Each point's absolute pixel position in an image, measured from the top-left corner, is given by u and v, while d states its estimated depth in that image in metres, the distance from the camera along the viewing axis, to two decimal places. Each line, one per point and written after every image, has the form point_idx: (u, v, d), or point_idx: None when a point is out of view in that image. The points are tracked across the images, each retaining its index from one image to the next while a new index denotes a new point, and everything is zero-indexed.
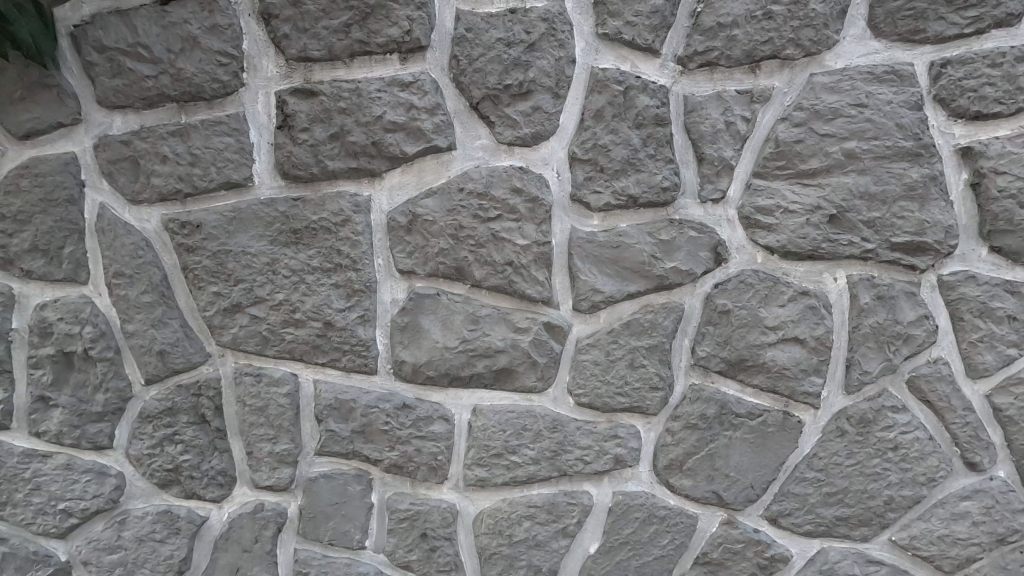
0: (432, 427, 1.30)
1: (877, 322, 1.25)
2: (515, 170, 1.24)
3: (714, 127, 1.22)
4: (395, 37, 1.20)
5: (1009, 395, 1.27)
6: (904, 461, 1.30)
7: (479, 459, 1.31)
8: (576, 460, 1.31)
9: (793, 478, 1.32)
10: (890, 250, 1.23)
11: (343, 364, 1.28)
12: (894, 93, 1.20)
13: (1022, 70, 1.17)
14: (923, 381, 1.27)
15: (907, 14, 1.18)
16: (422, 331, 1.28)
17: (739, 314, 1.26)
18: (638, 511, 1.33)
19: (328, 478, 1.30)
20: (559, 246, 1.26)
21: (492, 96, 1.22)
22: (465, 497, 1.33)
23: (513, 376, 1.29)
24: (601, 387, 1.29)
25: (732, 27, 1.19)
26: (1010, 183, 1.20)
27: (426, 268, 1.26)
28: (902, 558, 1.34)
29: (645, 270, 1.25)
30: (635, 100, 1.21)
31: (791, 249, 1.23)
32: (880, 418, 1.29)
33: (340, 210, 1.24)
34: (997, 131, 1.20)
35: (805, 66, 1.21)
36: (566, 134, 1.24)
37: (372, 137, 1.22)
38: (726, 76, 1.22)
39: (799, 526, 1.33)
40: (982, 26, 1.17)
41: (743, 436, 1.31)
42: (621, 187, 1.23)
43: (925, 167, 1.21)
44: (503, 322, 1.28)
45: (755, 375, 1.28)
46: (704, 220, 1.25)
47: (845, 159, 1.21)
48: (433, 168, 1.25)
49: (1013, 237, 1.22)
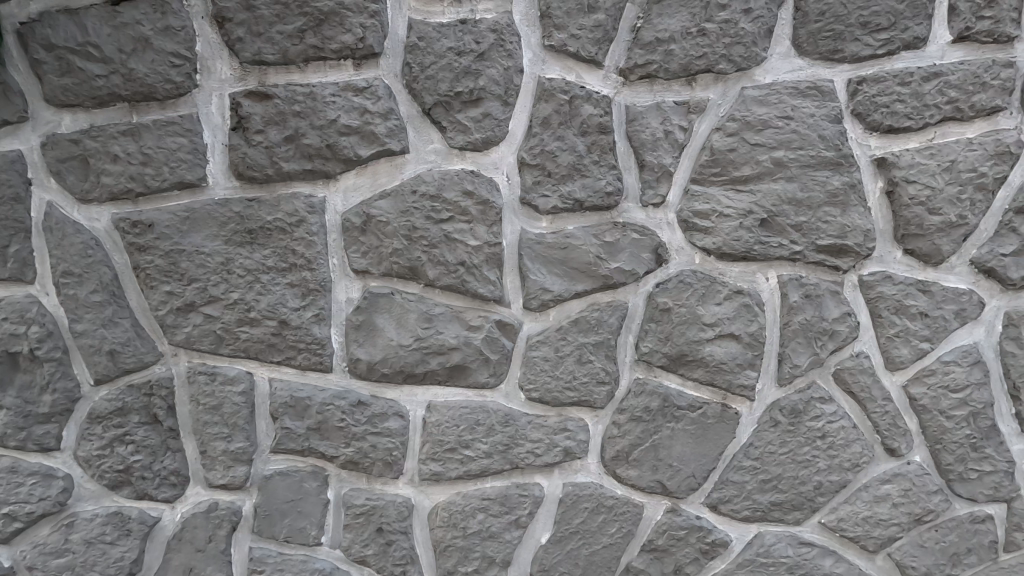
0: (387, 423, 1.33)
1: (805, 319, 1.35)
2: (467, 174, 1.28)
3: (655, 136, 1.29)
4: (348, 43, 1.23)
5: (923, 385, 1.38)
6: (831, 448, 1.40)
7: (433, 453, 1.35)
8: (527, 453, 1.36)
9: (731, 466, 1.41)
10: (815, 252, 1.33)
11: (298, 362, 1.30)
12: (817, 107, 1.29)
13: (929, 89, 1.28)
14: (847, 373, 1.37)
15: (827, 34, 1.28)
16: (377, 329, 1.31)
17: (679, 312, 1.34)
18: (587, 501, 1.39)
19: (283, 475, 1.32)
20: (510, 247, 1.32)
21: (443, 103, 1.26)
22: (421, 491, 1.37)
23: (466, 372, 1.33)
24: (551, 383, 1.35)
25: (670, 43, 1.27)
26: (919, 191, 1.31)
27: (381, 268, 1.29)
28: (831, 539, 1.44)
29: (591, 271, 1.32)
30: (580, 109, 1.28)
31: (726, 250, 1.32)
32: (809, 408, 1.38)
33: (295, 211, 1.27)
34: (908, 144, 1.31)
35: (737, 81, 1.30)
36: (516, 140, 1.29)
37: (326, 139, 1.25)
38: (665, 88, 1.30)
39: (737, 512, 1.41)
40: (892, 48, 1.28)
41: (685, 428, 1.39)
42: (568, 191, 1.29)
43: (846, 175, 1.31)
44: (456, 320, 1.32)
45: (695, 369, 1.36)
46: (646, 223, 1.33)
47: (774, 167, 1.30)
48: (387, 171, 1.28)
49: (922, 241, 1.33)
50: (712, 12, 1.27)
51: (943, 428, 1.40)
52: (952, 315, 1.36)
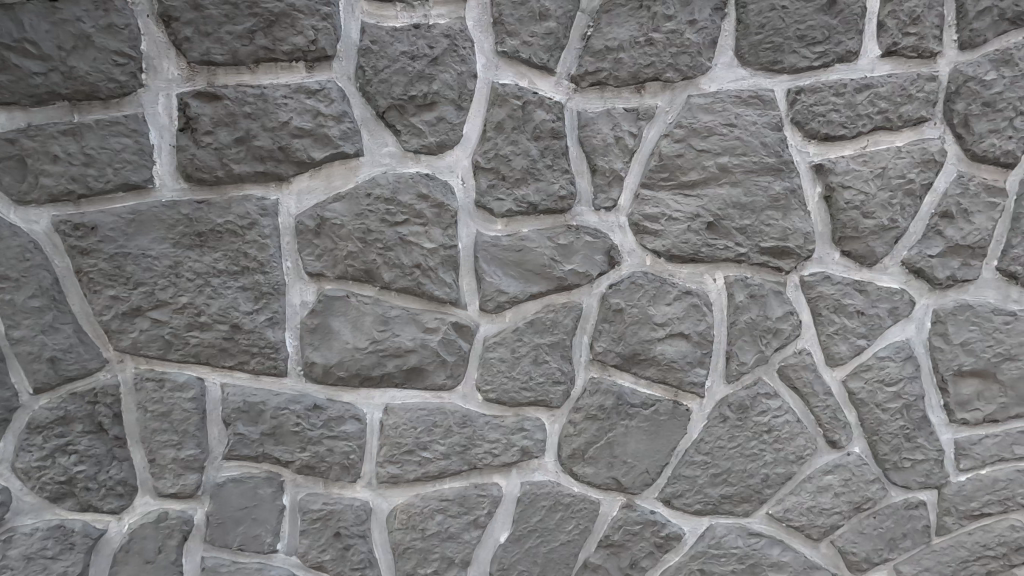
0: (344, 427, 1.33)
1: (751, 318, 1.40)
2: (422, 177, 1.29)
3: (605, 141, 1.33)
4: (300, 45, 1.22)
5: (860, 380, 1.46)
6: (776, 442, 1.46)
7: (391, 456, 1.35)
8: (485, 454, 1.38)
9: (683, 461, 1.45)
10: (759, 253, 1.38)
11: (250, 367, 1.28)
12: (759, 115, 1.35)
13: (861, 99, 1.36)
14: (790, 369, 1.44)
15: (767, 46, 1.34)
16: (333, 332, 1.30)
17: (632, 312, 1.38)
18: (544, 499, 1.41)
19: (236, 481, 1.29)
20: (465, 249, 1.33)
21: (398, 106, 1.27)
22: (378, 494, 1.37)
23: (423, 374, 1.34)
24: (507, 383, 1.37)
25: (619, 51, 1.31)
26: (854, 196, 1.39)
27: (335, 270, 1.28)
28: (778, 529, 1.51)
29: (546, 272, 1.34)
30: (533, 114, 1.30)
31: (675, 252, 1.36)
32: (756, 404, 1.44)
33: (247, 213, 1.25)
34: (843, 151, 1.39)
35: (684, 89, 1.35)
36: (471, 143, 1.31)
37: (279, 141, 1.24)
38: (615, 95, 1.34)
39: (689, 505, 1.46)
40: (827, 60, 1.35)
41: (638, 425, 1.43)
42: (522, 195, 1.32)
43: (787, 180, 1.37)
44: (412, 322, 1.33)
45: (647, 367, 1.40)
46: (598, 226, 1.36)
47: (719, 172, 1.36)
48: (341, 173, 1.28)
49: (858, 243, 1.41)
50: (658, 22, 1.31)
51: (879, 420, 1.48)
52: (886, 313, 1.44)
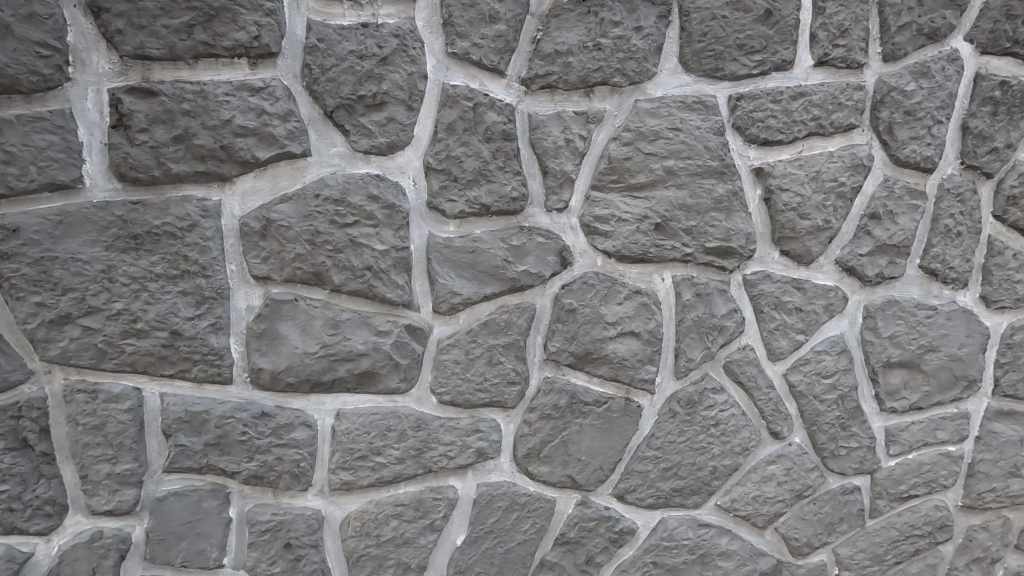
0: (294, 434, 1.29)
1: (698, 316, 1.45)
2: (372, 178, 1.27)
3: (556, 144, 1.35)
4: (242, 41, 1.18)
5: (800, 373, 1.53)
6: (723, 435, 1.52)
7: (344, 462, 1.32)
8: (440, 456, 1.37)
9: (636, 457, 1.49)
10: (705, 254, 1.43)
11: (192, 375, 1.23)
12: (703, 120, 1.40)
13: (796, 106, 1.43)
14: (735, 365, 1.49)
15: (709, 54, 1.39)
16: (280, 337, 1.26)
17: (584, 312, 1.40)
18: (501, 500, 1.42)
19: (178, 495, 1.24)
20: (418, 251, 1.32)
21: (346, 106, 1.24)
22: (331, 501, 1.34)
23: (376, 378, 1.32)
24: (461, 385, 1.37)
25: (567, 55, 1.33)
26: (791, 199, 1.46)
27: (283, 273, 1.25)
28: (726, 519, 1.56)
29: (499, 273, 1.35)
30: (484, 115, 1.30)
31: (624, 253, 1.40)
32: (703, 398, 1.49)
33: (186, 214, 1.20)
34: (780, 156, 1.45)
35: (631, 93, 1.38)
36: (421, 144, 1.30)
37: (220, 140, 1.19)
38: (565, 98, 1.36)
39: (642, 500, 1.50)
40: (765, 69, 1.41)
41: (592, 423, 1.45)
42: (474, 196, 1.32)
43: (729, 183, 1.43)
44: (364, 326, 1.30)
45: (600, 366, 1.43)
46: (550, 227, 1.38)
47: (666, 175, 1.40)
48: (287, 174, 1.25)
49: (795, 243, 1.48)
50: (606, 28, 1.34)
51: (817, 411, 1.56)
52: (821, 309, 1.52)
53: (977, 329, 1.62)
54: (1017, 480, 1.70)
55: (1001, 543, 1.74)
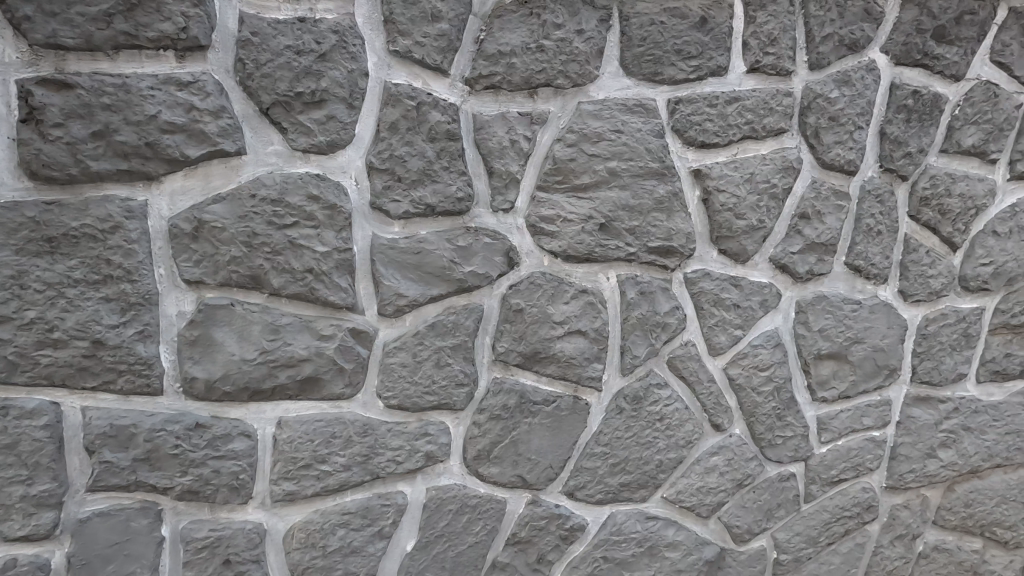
0: (232, 445, 1.23)
1: (642, 314, 1.49)
2: (312, 177, 1.23)
3: (501, 144, 1.35)
4: (168, 33, 1.12)
5: (739, 367, 1.60)
6: (668, 429, 1.56)
7: (287, 472, 1.27)
8: (388, 462, 1.35)
9: (585, 454, 1.51)
10: (647, 253, 1.47)
11: (118, 386, 1.15)
12: (643, 123, 1.44)
13: (731, 110, 1.49)
14: (678, 360, 1.54)
15: (648, 58, 1.43)
16: (215, 344, 1.20)
17: (531, 312, 1.41)
18: (451, 503, 1.41)
19: (103, 515, 1.16)
20: (361, 253, 1.29)
21: (283, 102, 1.20)
22: (273, 513, 1.29)
23: (319, 384, 1.28)
24: (409, 388, 1.34)
25: (511, 56, 1.33)
26: (728, 199, 1.52)
27: (217, 277, 1.19)
28: (672, 511, 1.61)
29: (445, 274, 1.34)
30: (427, 115, 1.29)
31: (570, 253, 1.42)
32: (649, 394, 1.53)
33: (109, 215, 1.12)
34: (717, 158, 1.51)
35: (574, 95, 1.40)
36: (363, 143, 1.27)
37: (145, 137, 1.12)
38: (509, 99, 1.36)
39: (591, 496, 1.52)
40: (701, 74, 1.46)
41: (541, 422, 1.46)
42: (419, 196, 1.30)
43: (669, 184, 1.47)
44: (306, 330, 1.26)
45: (548, 365, 1.44)
46: (496, 228, 1.38)
47: (609, 176, 1.42)
48: (220, 173, 1.19)
49: (732, 242, 1.54)
50: (548, 30, 1.35)
51: (755, 402, 1.62)
52: (757, 305, 1.59)
53: (896, 321, 1.74)
54: (934, 461, 1.84)
55: (920, 519, 1.88)
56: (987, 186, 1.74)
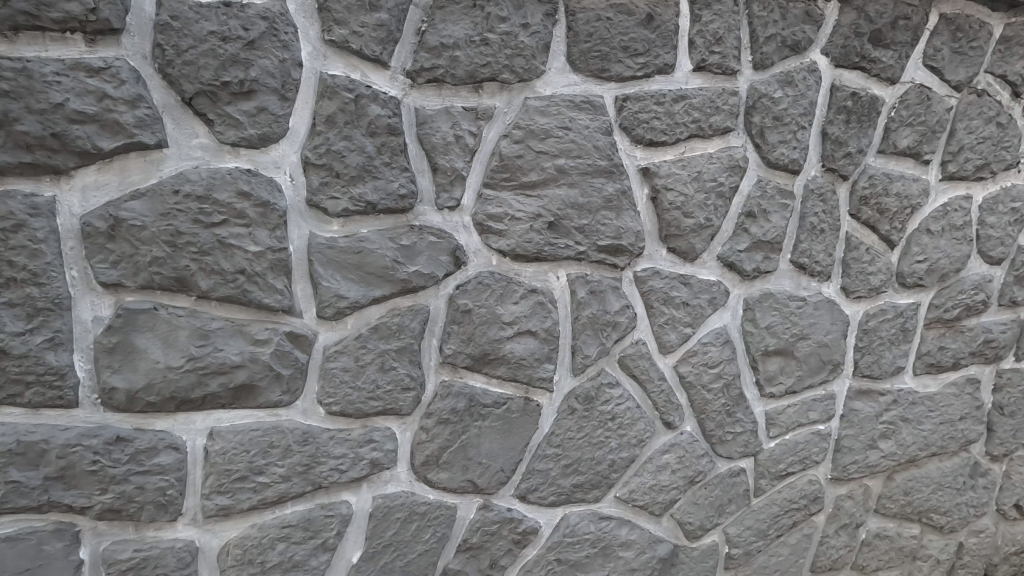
0: (157, 459, 1.15)
1: (592, 313, 1.47)
2: (242, 173, 1.16)
3: (445, 140, 1.31)
4: (74, 14, 1.03)
5: (690, 364, 1.60)
6: (621, 428, 1.55)
7: (219, 486, 1.20)
8: (331, 471, 1.29)
9: (536, 456, 1.48)
10: (597, 252, 1.46)
11: (25, 399, 1.06)
12: (591, 120, 1.42)
13: (678, 109, 1.49)
14: (629, 359, 1.53)
15: (595, 55, 1.41)
16: (137, 351, 1.12)
17: (479, 312, 1.37)
18: (398, 511, 1.36)
19: (12, 540, 1.06)
20: (298, 252, 1.23)
21: (208, 92, 1.12)
22: (206, 530, 1.21)
23: (254, 392, 1.21)
24: (351, 394, 1.29)
25: (454, 49, 1.28)
26: (676, 198, 1.52)
27: (137, 279, 1.10)
28: (626, 510, 1.61)
29: (388, 275, 1.29)
30: (366, 108, 1.24)
31: (518, 251, 1.39)
32: (601, 393, 1.52)
33: (10, 213, 1.02)
34: (665, 157, 1.51)
35: (520, 91, 1.37)
36: (298, 137, 1.21)
37: (51, 127, 1.03)
38: (453, 93, 1.32)
39: (543, 498, 1.50)
40: (648, 71, 1.45)
41: (491, 425, 1.43)
42: (359, 193, 1.25)
43: (618, 182, 1.46)
44: (238, 335, 1.19)
45: (498, 366, 1.41)
46: (442, 226, 1.33)
47: (557, 174, 1.40)
48: (139, 167, 1.11)
49: (681, 240, 1.54)
50: (492, 23, 1.31)
51: (705, 400, 1.64)
52: (706, 303, 1.60)
53: (839, 317, 1.78)
54: (875, 452, 1.90)
55: (863, 508, 1.94)
56: (921, 186, 1.81)
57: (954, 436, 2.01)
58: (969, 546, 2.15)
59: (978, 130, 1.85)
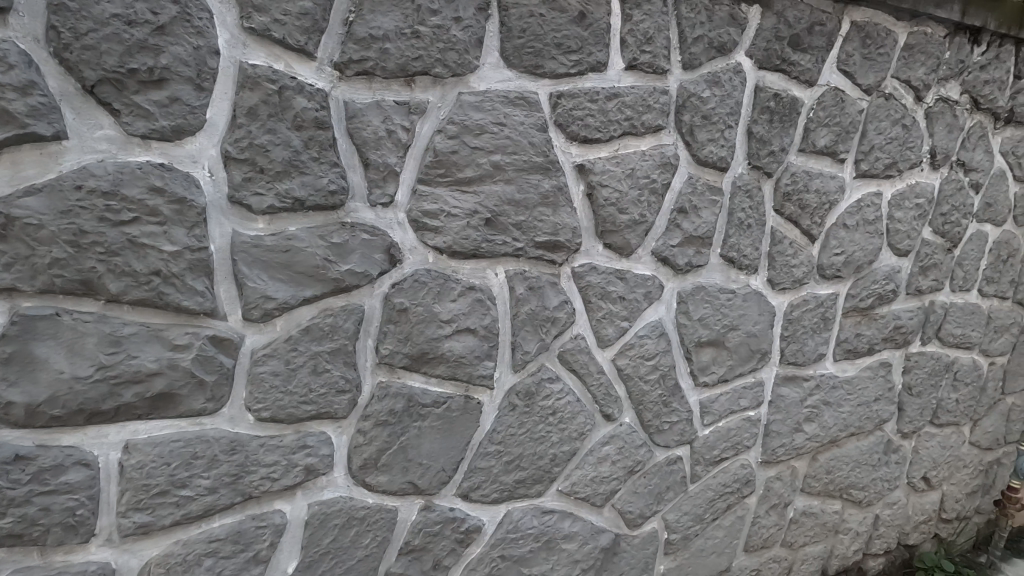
0: (64, 477, 1.06)
1: (531, 309, 1.48)
2: (154, 167, 1.08)
3: (377, 135, 1.27)
4: None
5: (627, 357, 1.64)
6: (562, 423, 1.57)
7: (138, 503, 1.12)
8: (262, 480, 1.23)
9: (478, 454, 1.48)
10: (534, 248, 1.46)
11: None
12: (526, 117, 1.42)
13: (611, 106, 1.52)
14: (569, 354, 1.55)
15: (528, 51, 1.41)
16: (37, 361, 1.02)
17: (416, 311, 1.35)
18: (336, 517, 1.32)
19: None
20: (220, 251, 1.16)
21: (113, 80, 1.04)
22: (124, 550, 1.13)
23: (174, 400, 1.14)
24: (283, 399, 1.24)
25: (383, 41, 1.25)
26: (611, 194, 1.55)
27: (35, 283, 1.01)
28: (568, 503, 1.63)
29: (320, 274, 1.24)
30: (291, 101, 1.18)
31: (455, 249, 1.37)
32: (541, 389, 1.53)
33: None
34: (600, 154, 1.54)
35: (454, 85, 1.35)
36: (217, 129, 1.14)
37: None
38: (384, 87, 1.28)
39: (486, 496, 1.50)
40: (582, 69, 1.47)
41: (432, 424, 1.41)
42: (286, 189, 1.20)
43: (554, 179, 1.47)
44: (155, 341, 1.11)
45: (437, 365, 1.39)
46: (376, 223, 1.30)
47: (493, 170, 1.40)
48: (34, 160, 1.01)
49: (617, 236, 1.57)
50: (423, 15, 1.28)
51: (643, 391, 1.68)
52: (642, 297, 1.64)
53: (766, 308, 1.87)
54: (801, 434, 2.01)
55: (791, 488, 2.05)
56: (837, 183, 1.92)
57: (870, 416, 2.15)
58: (884, 517, 2.32)
59: (886, 131, 1.98)
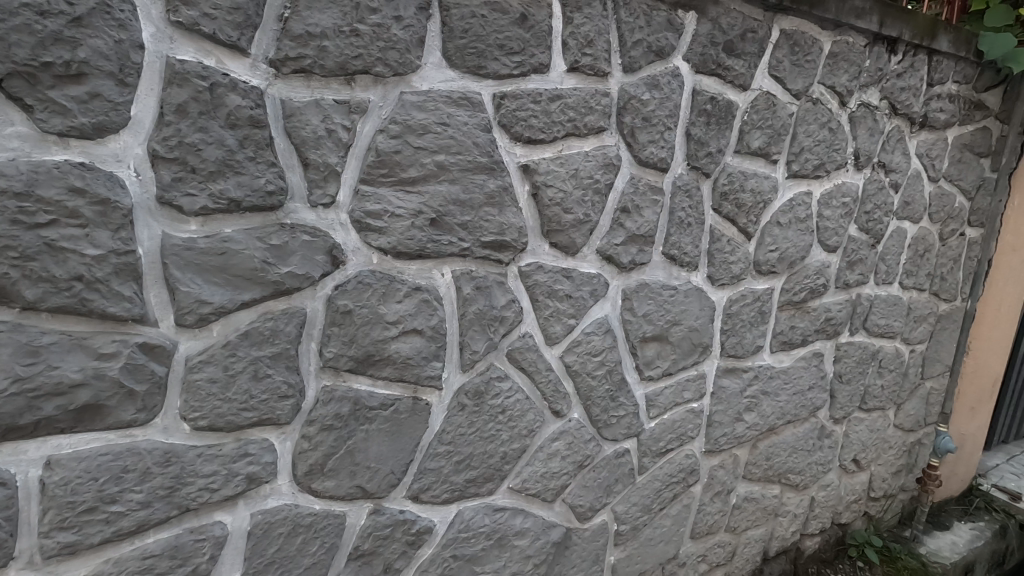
0: None
1: (478, 308, 1.48)
2: (73, 167, 1.02)
3: (316, 134, 1.25)
4: None
5: (575, 354, 1.67)
6: (511, 421, 1.58)
7: (62, 522, 1.06)
8: (200, 491, 1.19)
9: (428, 454, 1.47)
10: (481, 248, 1.47)
11: None
12: (469, 117, 1.42)
13: (554, 107, 1.54)
14: (517, 353, 1.57)
15: (470, 52, 1.41)
16: None
17: (361, 312, 1.33)
18: (280, 526, 1.29)
19: None
20: (149, 255, 1.11)
21: (24, 73, 0.97)
22: (47, 572, 1.06)
23: (101, 412, 1.08)
24: (221, 407, 1.19)
25: (321, 38, 1.22)
26: (556, 194, 1.57)
27: None
28: (520, 500, 1.65)
29: (258, 277, 1.21)
30: (224, 98, 1.14)
31: (400, 249, 1.36)
32: (490, 388, 1.54)
33: None
34: (544, 154, 1.56)
35: (395, 84, 1.34)
36: (143, 127, 1.09)
37: None
38: (323, 85, 1.26)
39: (436, 496, 1.49)
40: (525, 70, 1.48)
41: (379, 427, 1.39)
42: (220, 190, 1.16)
43: (498, 179, 1.48)
44: (78, 350, 1.05)
45: (383, 367, 1.38)
46: (317, 224, 1.27)
47: (437, 170, 1.39)
48: None
49: (562, 235, 1.60)
50: (363, 13, 1.26)
51: (590, 386, 1.71)
52: (588, 294, 1.67)
53: (706, 304, 1.94)
54: (741, 423, 2.10)
55: (733, 476, 2.14)
56: (771, 183, 2.02)
57: (804, 404, 2.28)
58: (819, 499, 2.46)
59: (814, 133, 2.09)
